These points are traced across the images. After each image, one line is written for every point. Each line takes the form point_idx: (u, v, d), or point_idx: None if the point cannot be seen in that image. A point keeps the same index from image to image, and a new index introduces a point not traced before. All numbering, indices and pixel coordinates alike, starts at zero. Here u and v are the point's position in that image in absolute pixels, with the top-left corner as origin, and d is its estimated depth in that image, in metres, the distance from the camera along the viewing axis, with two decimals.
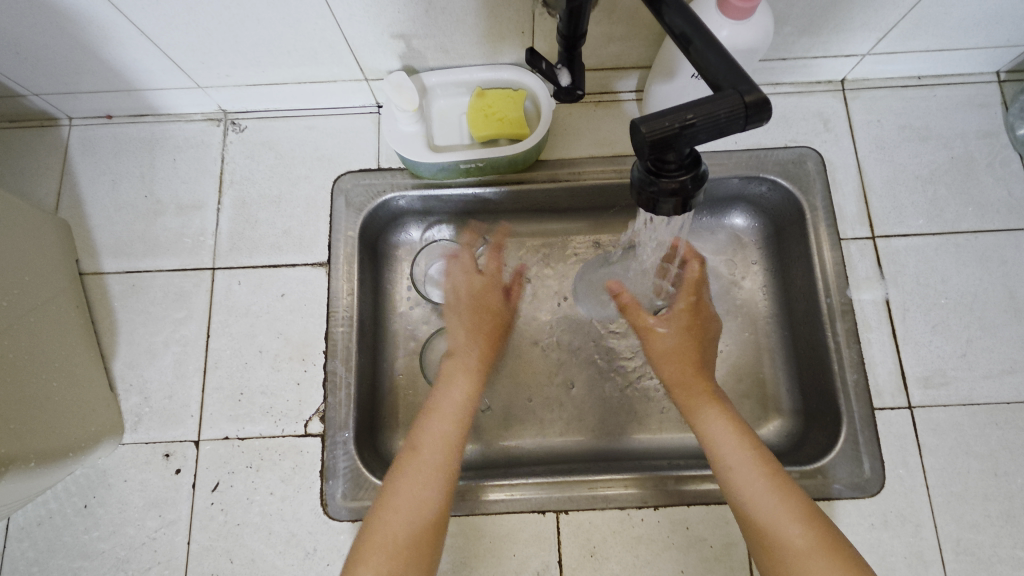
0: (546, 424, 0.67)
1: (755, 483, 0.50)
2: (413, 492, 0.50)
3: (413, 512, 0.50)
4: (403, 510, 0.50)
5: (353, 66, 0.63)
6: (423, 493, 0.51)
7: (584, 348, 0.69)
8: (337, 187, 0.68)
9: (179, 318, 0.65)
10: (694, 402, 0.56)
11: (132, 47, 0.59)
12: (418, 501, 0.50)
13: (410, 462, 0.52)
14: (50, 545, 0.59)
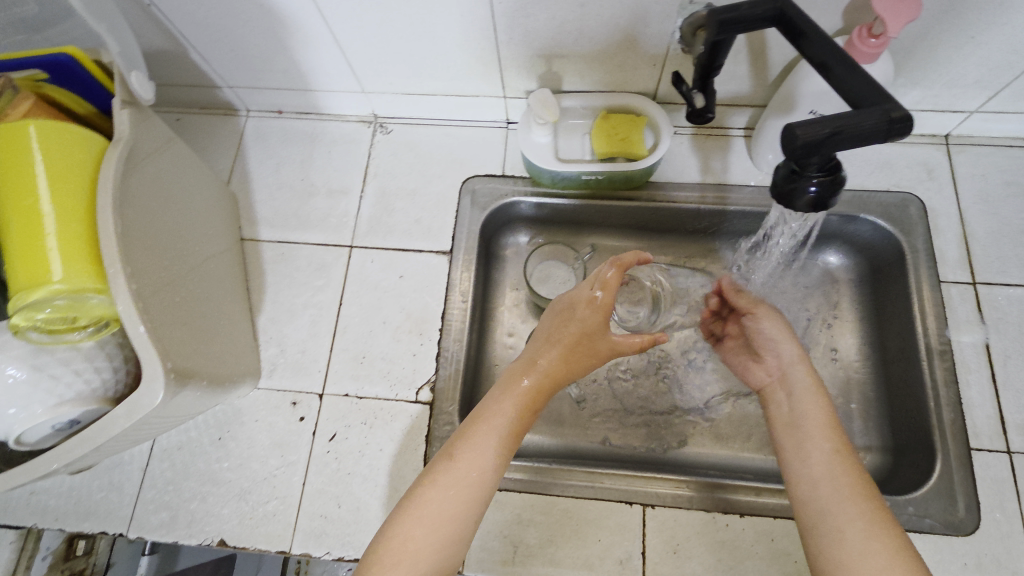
0: (632, 427, 0.72)
1: (836, 481, 0.49)
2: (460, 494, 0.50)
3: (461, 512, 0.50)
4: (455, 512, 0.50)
5: (498, 83, 0.73)
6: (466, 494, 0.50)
7: (670, 364, 0.75)
8: (466, 187, 0.77)
9: (318, 285, 0.73)
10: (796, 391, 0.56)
11: (322, 51, 0.70)
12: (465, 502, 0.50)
13: (446, 467, 0.51)
14: (185, 469, 0.66)
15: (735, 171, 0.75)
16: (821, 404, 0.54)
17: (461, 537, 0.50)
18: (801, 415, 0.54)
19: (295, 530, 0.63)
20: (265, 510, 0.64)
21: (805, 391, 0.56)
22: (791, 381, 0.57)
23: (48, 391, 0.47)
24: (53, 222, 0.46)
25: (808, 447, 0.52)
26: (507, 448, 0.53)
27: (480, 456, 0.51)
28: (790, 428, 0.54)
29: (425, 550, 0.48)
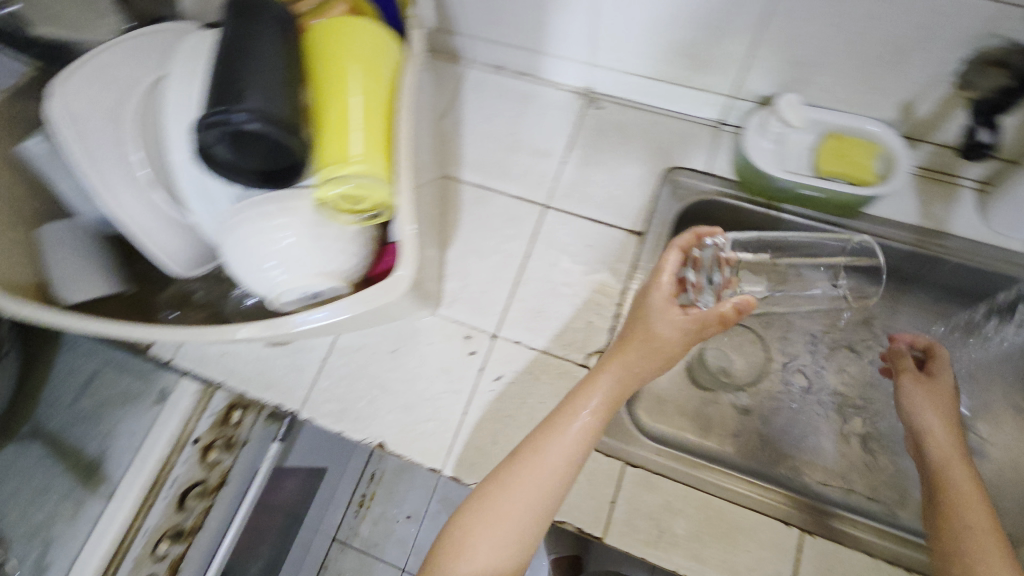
0: (785, 450, 0.70)
1: None
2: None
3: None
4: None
5: (732, 80, 0.72)
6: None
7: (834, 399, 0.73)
8: (667, 176, 0.77)
9: (508, 234, 0.76)
10: (946, 482, 0.56)
11: (570, 18, 0.71)
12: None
13: (523, 463, 0.53)
14: (360, 370, 0.70)
15: (959, 222, 0.71)
16: (975, 498, 0.53)
17: (526, 547, 0.51)
18: (948, 506, 0.54)
19: (451, 453, 0.66)
20: (426, 427, 0.67)
21: (958, 483, 0.55)
22: (934, 467, 0.58)
23: (315, 259, 0.52)
24: (360, 109, 0.50)
25: (962, 544, 0.50)
26: (579, 457, 0.53)
27: (549, 458, 0.52)
28: (936, 520, 0.54)
29: (504, 548, 0.50)
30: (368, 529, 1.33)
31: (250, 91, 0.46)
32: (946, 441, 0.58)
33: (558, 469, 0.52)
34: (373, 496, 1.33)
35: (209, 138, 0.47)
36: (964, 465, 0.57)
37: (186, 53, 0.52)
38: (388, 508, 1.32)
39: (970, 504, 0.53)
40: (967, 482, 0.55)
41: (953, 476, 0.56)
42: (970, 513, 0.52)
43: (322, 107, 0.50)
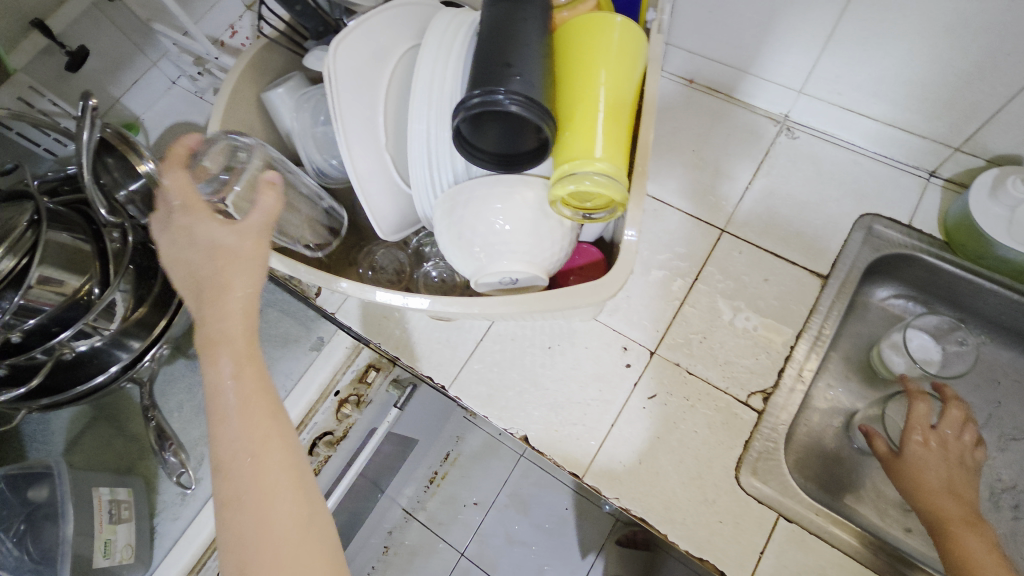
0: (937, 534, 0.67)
1: None
2: (257, 473, 0.43)
3: (264, 547, 0.43)
4: (280, 534, 0.43)
5: (965, 132, 0.67)
6: (287, 462, 0.45)
7: (1006, 496, 0.68)
8: (862, 221, 0.73)
9: (679, 253, 0.75)
10: (948, 531, 0.57)
11: (799, 40, 0.69)
12: (281, 486, 0.44)
13: None
14: (511, 359, 0.71)
15: None
16: (984, 542, 0.56)
17: None
18: (962, 556, 0.55)
19: (592, 462, 0.65)
20: (571, 430, 0.67)
21: (957, 530, 0.57)
22: (936, 529, 0.58)
23: (530, 249, 0.52)
24: (607, 107, 0.49)
25: None
26: None
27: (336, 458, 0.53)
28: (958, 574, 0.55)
29: None
30: (437, 506, 1.27)
31: (515, 76, 0.46)
32: (948, 473, 0.62)
33: None
34: (446, 476, 1.28)
35: (460, 118, 0.46)
36: (966, 496, 0.60)
37: (439, 28, 0.55)
38: (460, 490, 1.27)
39: (961, 529, 0.57)
40: (966, 528, 0.57)
41: (953, 524, 0.57)
42: (966, 539, 0.56)
43: (568, 102, 0.50)
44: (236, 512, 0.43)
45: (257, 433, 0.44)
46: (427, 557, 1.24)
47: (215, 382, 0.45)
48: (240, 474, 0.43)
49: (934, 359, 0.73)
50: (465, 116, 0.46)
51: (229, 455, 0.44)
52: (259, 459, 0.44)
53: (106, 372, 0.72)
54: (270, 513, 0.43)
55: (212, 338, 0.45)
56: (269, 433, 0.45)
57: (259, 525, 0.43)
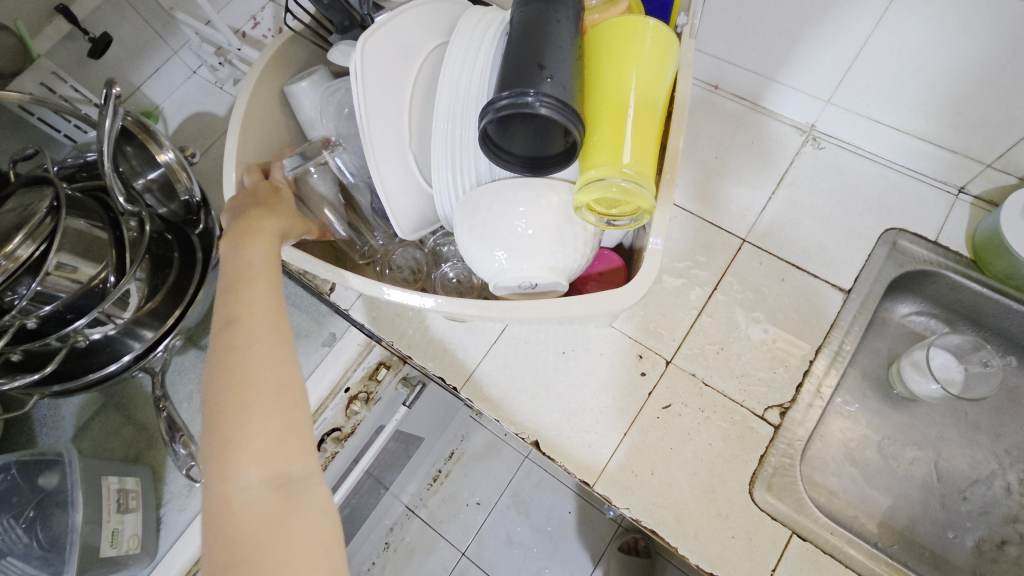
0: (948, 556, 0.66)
1: None
2: (251, 334, 0.48)
3: (248, 400, 0.45)
4: (261, 388, 0.46)
5: (998, 149, 0.65)
6: (278, 331, 0.49)
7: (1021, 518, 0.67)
8: (886, 236, 0.72)
9: (698, 261, 0.74)
10: None
11: (831, 50, 0.68)
12: (271, 350, 0.48)
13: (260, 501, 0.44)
14: (525, 363, 0.70)
15: None
16: None
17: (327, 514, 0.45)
18: None
19: (603, 471, 0.64)
20: (583, 437, 0.66)
21: None
22: None
23: (553, 254, 0.52)
24: (637, 114, 0.48)
25: None
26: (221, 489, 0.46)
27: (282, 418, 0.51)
28: None
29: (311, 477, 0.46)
30: (437, 504, 1.27)
31: (545, 79, 0.45)
32: None
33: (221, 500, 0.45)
34: (449, 474, 1.27)
35: (488, 119, 0.46)
36: None
37: (466, 29, 0.54)
38: (461, 489, 1.26)
39: None
40: None
41: None
42: None
43: (596, 107, 0.49)
44: (227, 362, 0.47)
45: (261, 300, 0.50)
46: (426, 555, 1.24)
47: (241, 258, 0.52)
48: (237, 331, 0.48)
49: (956, 379, 0.71)
50: (493, 118, 0.45)
51: (235, 315, 0.48)
52: (255, 321, 0.48)
53: (119, 361, 0.72)
54: (256, 367, 0.46)
55: (253, 230, 0.53)
56: (270, 305, 0.50)
57: (245, 376, 0.46)
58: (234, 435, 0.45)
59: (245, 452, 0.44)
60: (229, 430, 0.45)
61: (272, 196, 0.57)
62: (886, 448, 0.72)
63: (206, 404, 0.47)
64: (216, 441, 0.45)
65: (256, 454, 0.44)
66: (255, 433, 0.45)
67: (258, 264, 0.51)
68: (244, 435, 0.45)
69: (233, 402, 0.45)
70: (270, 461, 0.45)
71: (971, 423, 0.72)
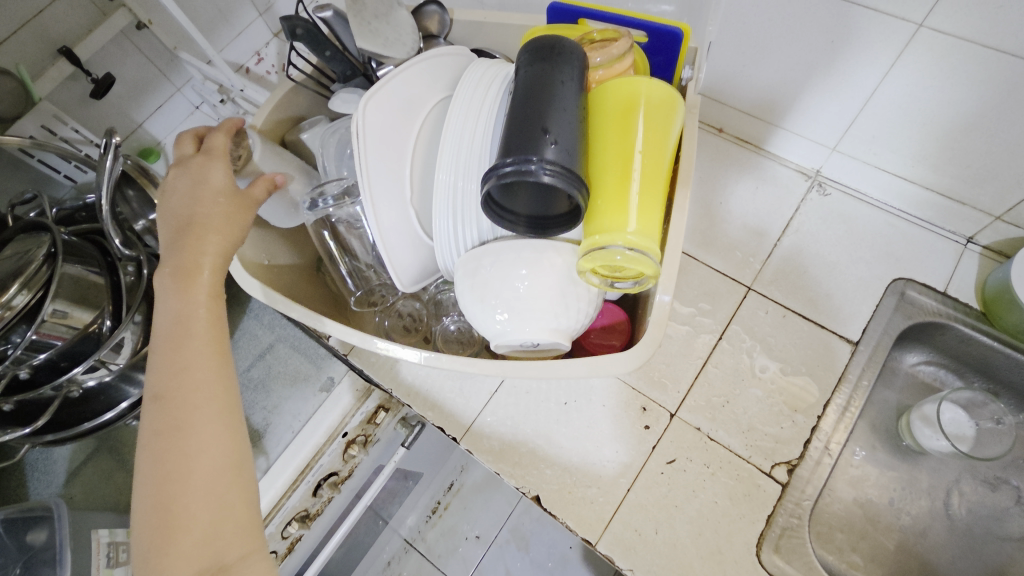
0: None
1: None
2: (188, 408, 0.46)
3: (183, 492, 0.44)
4: (199, 469, 0.44)
5: (1006, 202, 0.65)
6: (218, 402, 0.47)
7: None
8: (893, 286, 0.71)
9: (703, 309, 0.72)
10: None
11: (837, 99, 0.67)
12: (210, 425, 0.46)
13: None
14: (526, 413, 0.68)
15: None
16: None
17: None
18: None
19: (606, 529, 0.62)
20: (584, 493, 0.64)
21: None
22: None
23: (556, 315, 0.51)
24: (642, 175, 0.47)
25: None
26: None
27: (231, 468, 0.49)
28: None
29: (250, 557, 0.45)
30: (436, 537, 1.24)
31: (550, 144, 0.44)
32: None
33: None
34: (448, 507, 1.24)
35: (492, 184, 0.45)
36: None
37: (470, 83, 0.54)
38: (461, 522, 1.24)
39: None
40: None
41: None
42: None
43: (601, 167, 0.49)
44: (157, 447, 0.45)
45: (197, 368, 0.47)
46: None
47: (175, 310, 0.49)
48: (170, 410, 0.46)
49: (967, 436, 0.70)
50: (496, 183, 0.44)
51: (169, 385, 0.46)
52: (190, 394, 0.46)
53: (115, 408, 0.71)
54: (194, 450, 0.45)
55: (190, 264, 0.49)
56: (208, 372, 0.47)
57: (182, 462, 0.44)
58: (169, 525, 0.43)
59: (179, 543, 0.43)
60: (163, 526, 0.43)
61: (205, 191, 0.52)
62: (897, 503, 0.70)
63: (137, 488, 0.45)
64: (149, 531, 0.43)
65: (193, 546, 0.43)
66: (193, 521, 0.43)
67: (195, 322, 0.48)
68: (178, 526, 0.43)
69: (167, 491, 0.44)
70: (205, 552, 0.43)
71: (983, 478, 0.70)
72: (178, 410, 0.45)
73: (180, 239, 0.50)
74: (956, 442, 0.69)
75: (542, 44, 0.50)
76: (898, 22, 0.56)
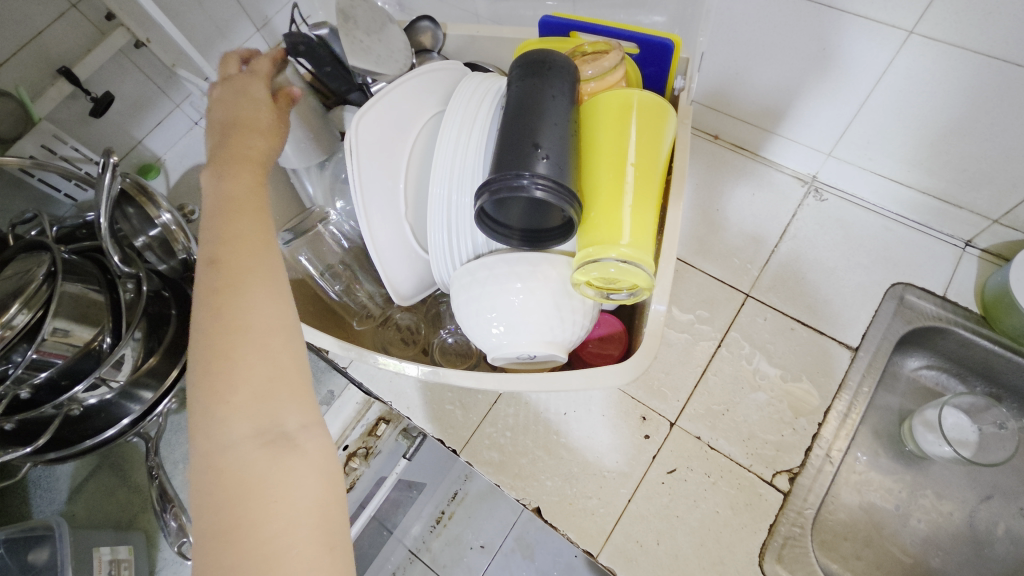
0: None
1: None
2: (239, 295, 0.42)
3: (241, 343, 0.41)
4: (268, 352, 0.41)
5: (1004, 206, 0.65)
6: (269, 263, 0.45)
7: None
8: (893, 291, 0.71)
9: (702, 316, 0.72)
10: None
11: (831, 105, 0.67)
12: (264, 284, 0.43)
13: (257, 455, 0.38)
14: (526, 424, 0.68)
15: None
16: None
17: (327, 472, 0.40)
18: None
19: (607, 540, 0.62)
20: (584, 503, 0.63)
21: None
22: None
23: (550, 329, 0.51)
24: (634, 189, 0.48)
25: None
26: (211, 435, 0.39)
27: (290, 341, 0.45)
28: None
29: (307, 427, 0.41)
30: (440, 547, 1.23)
31: (541, 159, 0.45)
32: None
33: (214, 451, 0.38)
34: (452, 516, 1.23)
35: (484, 199, 0.45)
36: None
37: (463, 97, 0.54)
38: (465, 532, 1.22)
39: None
40: None
41: None
42: None
43: (594, 180, 0.49)
44: (214, 299, 0.42)
45: (248, 259, 0.44)
46: None
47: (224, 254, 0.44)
48: (221, 265, 0.43)
49: (970, 441, 0.69)
50: (488, 198, 0.44)
51: (220, 242, 0.44)
52: (259, 328, 0.42)
53: (116, 425, 0.71)
54: (251, 305, 0.42)
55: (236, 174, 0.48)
56: (257, 259, 0.44)
57: (236, 310, 0.42)
58: (223, 379, 0.40)
59: (236, 396, 0.40)
60: (224, 372, 0.40)
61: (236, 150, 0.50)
62: (902, 510, 0.69)
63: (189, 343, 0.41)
64: (204, 384, 0.40)
65: (251, 404, 0.40)
66: (248, 375, 0.40)
67: (243, 194, 0.47)
68: (234, 380, 0.40)
69: (225, 338, 0.41)
70: (264, 411, 0.40)
71: (989, 484, 0.69)
72: (231, 264, 0.43)
73: (225, 189, 0.47)
74: (958, 447, 0.68)
75: (533, 59, 0.50)
76: (889, 29, 0.56)
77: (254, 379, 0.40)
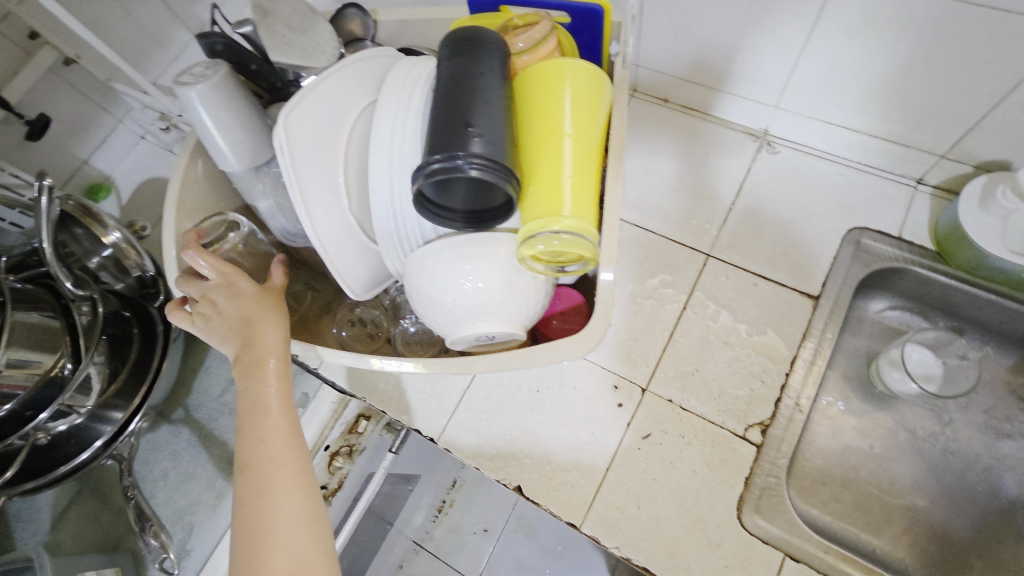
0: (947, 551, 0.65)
1: None
2: (268, 456, 0.51)
3: (271, 504, 0.49)
4: (286, 507, 0.50)
5: (949, 140, 0.65)
6: (290, 424, 0.53)
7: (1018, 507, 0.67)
8: (851, 236, 0.71)
9: (665, 280, 0.73)
10: None
11: (771, 58, 0.67)
12: (286, 446, 0.52)
13: None
14: (500, 405, 0.68)
15: None
16: None
17: None
18: None
19: (589, 510, 0.62)
20: (562, 476, 0.64)
21: None
22: None
23: (505, 307, 0.51)
24: (572, 158, 0.47)
25: None
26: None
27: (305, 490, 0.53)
28: None
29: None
30: (443, 535, 1.23)
31: (474, 138, 0.44)
32: None
33: None
34: (453, 503, 1.23)
35: (422, 183, 0.44)
36: None
37: (395, 82, 0.53)
38: (465, 518, 1.23)
39: None
40: None
41: None
42: None
43: (532, 153, 0.48)
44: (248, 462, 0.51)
45: (270, 424, 0.52)
46: None
47: (249, 389, 0.53)
48: (253, 428, 0.52)
49: (936, 375, 0.71)
50: (425, 182, 0.44)
51: (248, 407, 0.52)
52: (283, 493, 0.50)
53: (89, 449, 0.69)
54: (275, 467, 0.51)
55: (254, 349, 0.54)
56: (280, 421, 0.52)
57: (265, 470, 0.50)
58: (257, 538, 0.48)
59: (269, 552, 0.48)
60: (259, 530, 0.49)
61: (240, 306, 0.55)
62: (877, 448, 0.71)
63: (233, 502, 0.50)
64: (245, 542, 0.49)
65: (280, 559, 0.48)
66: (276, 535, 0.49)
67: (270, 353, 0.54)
68: (265, 539, 0.48)
69: (256, 497, 0.50)
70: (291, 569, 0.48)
71: (958, 415, 0.71)
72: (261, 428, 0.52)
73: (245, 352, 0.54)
74: (925, 382, 0.69)
75: (461, 36, 0.49)
76: None
77: (280, 541, 0.49)
